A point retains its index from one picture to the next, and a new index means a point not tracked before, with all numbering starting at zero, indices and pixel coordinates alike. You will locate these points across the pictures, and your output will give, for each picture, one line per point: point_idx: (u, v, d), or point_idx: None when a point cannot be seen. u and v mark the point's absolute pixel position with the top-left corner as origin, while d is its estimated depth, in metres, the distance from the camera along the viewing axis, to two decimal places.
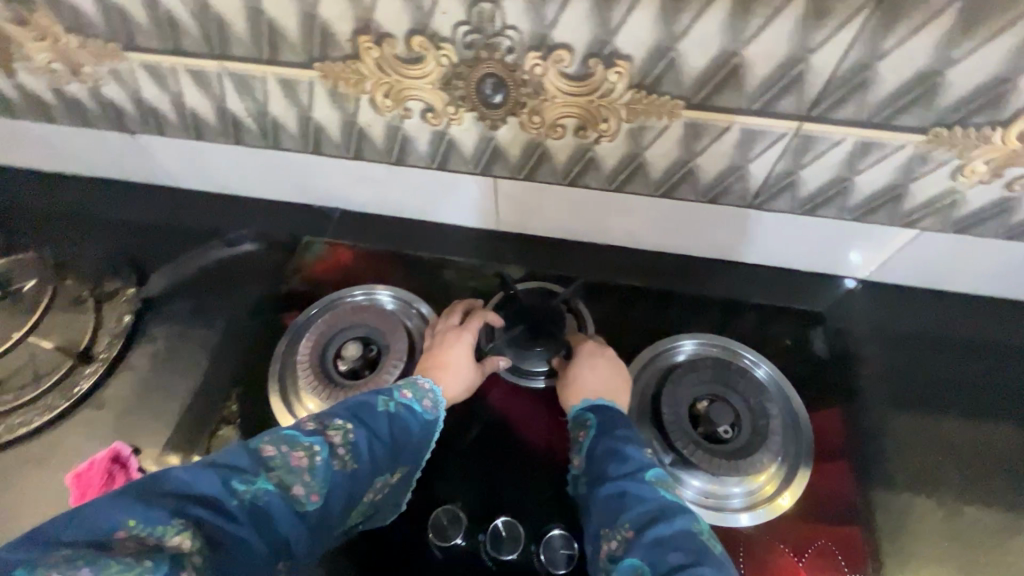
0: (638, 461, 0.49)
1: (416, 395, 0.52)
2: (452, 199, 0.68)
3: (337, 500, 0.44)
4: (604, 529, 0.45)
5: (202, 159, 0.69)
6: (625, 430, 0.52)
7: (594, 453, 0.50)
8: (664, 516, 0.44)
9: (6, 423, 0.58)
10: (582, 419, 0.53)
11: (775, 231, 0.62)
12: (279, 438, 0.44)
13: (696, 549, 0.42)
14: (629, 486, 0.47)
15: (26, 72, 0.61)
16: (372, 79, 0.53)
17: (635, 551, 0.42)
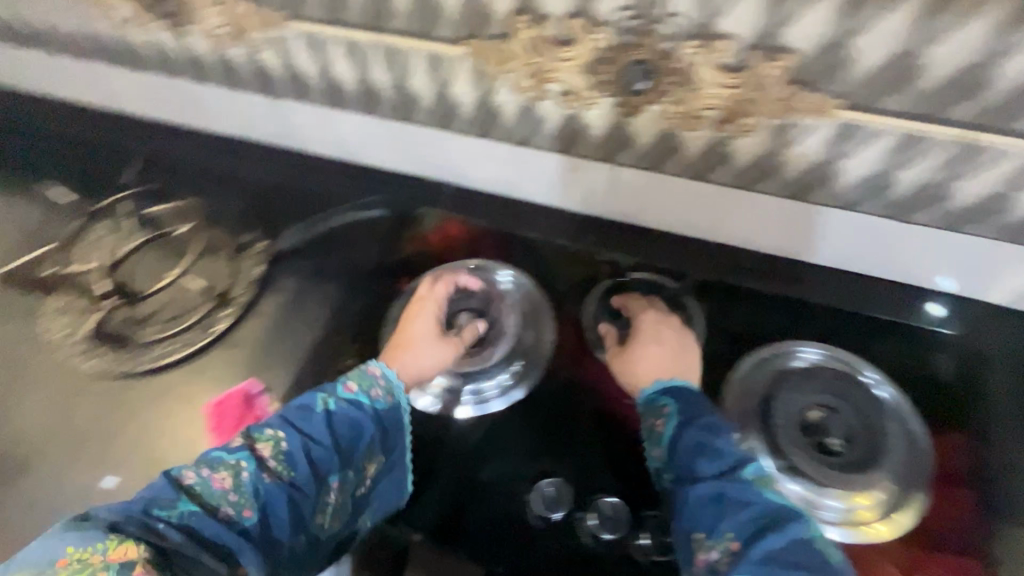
0: (731, 459, 0.47)
1: (362, 387, 0.56)
2: (567, 183, 0.68)
3: (275, 505, 0.48)
4: (699, 535, 0.44)
5: (332, 127, 0.73)
6: (708, 421, 0.50)
7: (679, 447, 0.49)
8: (773, 524, 0.43)
9: (156, 351, 0.65)
10: (659, 406, 0.53)
11: (899, 241, 0.59)
12: (201, 463, 0.49)
13: (815, 562, 0.41)
14: (727, 489, 0.46)
15: (196, 34, 0.67)
16: (518, 59, 0.54)
17: (743, 565, 0.41)
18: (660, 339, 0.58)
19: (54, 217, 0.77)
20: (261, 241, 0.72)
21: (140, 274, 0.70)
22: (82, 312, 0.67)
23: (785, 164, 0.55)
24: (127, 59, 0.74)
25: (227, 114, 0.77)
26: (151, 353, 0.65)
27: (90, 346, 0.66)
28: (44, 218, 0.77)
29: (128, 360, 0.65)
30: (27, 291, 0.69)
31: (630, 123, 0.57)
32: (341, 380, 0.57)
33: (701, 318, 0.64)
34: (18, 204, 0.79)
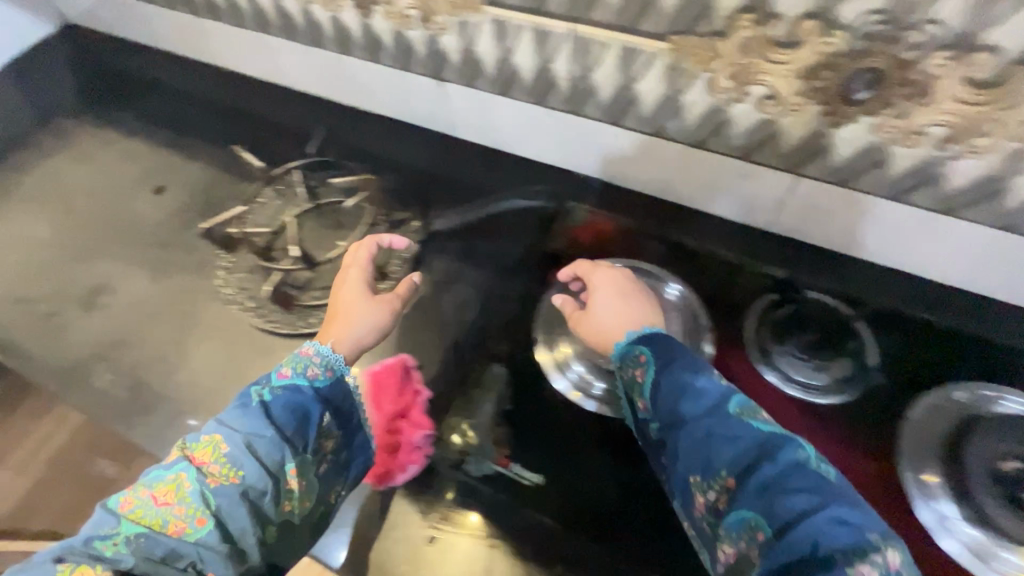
0: (712, 395, 0.47)
1: (297, 370, 0.52)
2: (735, 190, 0.66)
3: (229, 506, 0.44)
4: (695, 478, 0.45)
5: (494, 113, 0.75)
6: (686, 361, 0.51)
7: (660, 393, 0.49)
8: (766, 454, 0.43)
9: (318, 316, 0.67)
10: (635, 355, 0.53)
11: (917, 233, 0.59)
12: (138, 486, 0.45)
13: (813, 485, 0.41)
14: (714, 427, 0.45)
15: (382, 15, 0.69)
16: (726, 59, 0.52)
17: (742, 501, 0.42)
18: (616, 292, 0.59)
19: (229, 181, 0.83)
20: (416, 220, 0.74)
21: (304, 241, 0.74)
22: (253, 271, 0.72)
23: (1012, 190, 0.51)
24: (311, 38, 0.79)
25: (391, 93, 0.81)
26: (313, 317, 0.67)
27: (258, 304, 0.70)
28: (219, 181, 0.83)
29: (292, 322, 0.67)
30: (207, 246, 0.76)
31: (835, 133, 0.54)
32: (276, 368, 0.53)
33: (875, 349, 0.60)
34: (196, 166, 0.86)
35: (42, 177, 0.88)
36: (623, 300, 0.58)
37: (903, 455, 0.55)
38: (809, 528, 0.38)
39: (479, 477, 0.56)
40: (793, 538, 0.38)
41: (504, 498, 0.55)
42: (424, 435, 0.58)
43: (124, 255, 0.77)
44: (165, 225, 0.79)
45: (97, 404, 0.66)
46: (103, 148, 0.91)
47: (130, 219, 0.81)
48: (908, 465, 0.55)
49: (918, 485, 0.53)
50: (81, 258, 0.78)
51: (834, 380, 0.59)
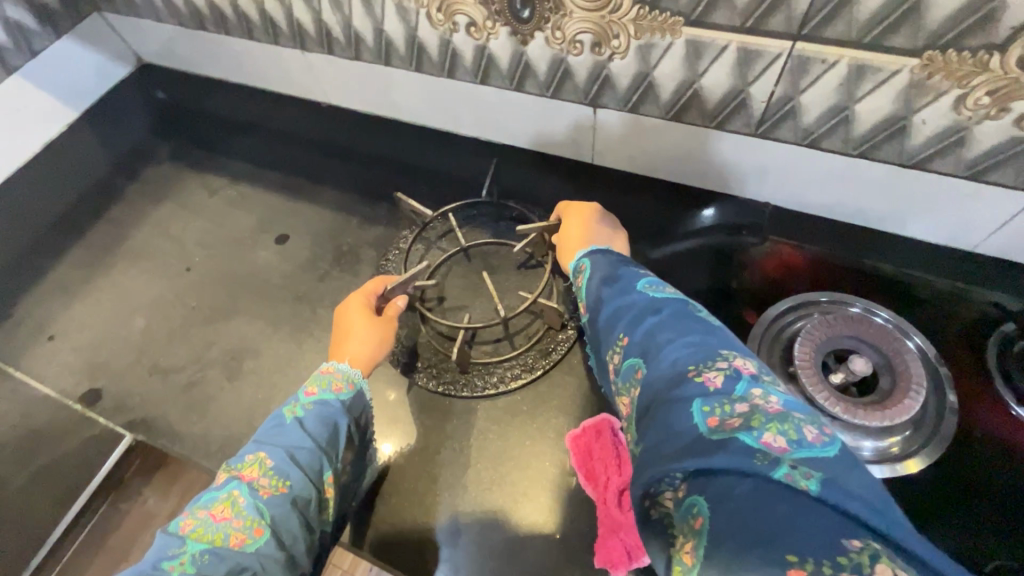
0: (624, 277, 0.49)
1: (324, 387, 0.53)
2: (943, 213, 0.60)
3: (282, 515, 0.44)
4: (606, 350, 0.46)
5: (653, 139, 0.69)
6: (617, 258, 0.53)
7: (588, 286, 0.52)
8: (651, 310, 0.44)
9: (498, 373, 0.62)
10: (579, 267, 0.55)
11: (852, 184, 0.62)
12: (194, 511, 0.44)
13: (685, 326, 0.41)
14: (618, 299, 0.47)
15: (542, 41, 0.63)
16: (992, 74, 0.47)
17: (631, 352, 0.43)
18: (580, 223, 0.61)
19: (358, 225, 0.78)
20: None
21: (459, 290, 0.68)
22: (413, 325, 0.65)
23: None
24: (443, 69, 0.73)
25: (528, 121, 0.75)
26: (497, 377, 0.62)
27: (428, 362, 0.63)
28: (347, 226, 0.78)
29: (474, 382, 0.62)
30: None
31: None
32: (303, 389, 0.54)
33: None
34: (317, 210, 0.80)
35: (148, 227, 0.83)
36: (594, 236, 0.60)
37: None
38: (672, 356, 0.39)
39: None
40: (661, 369, 0.39)
41: None
42: None
43: (259, 313, 0.71)
44: (295, 276, 0.74)
45: None
46: (210, 196, 0.85)
47: (256, 272, 0.75)
48: None
49: None
50: (212, 317, 0.72)
51: None
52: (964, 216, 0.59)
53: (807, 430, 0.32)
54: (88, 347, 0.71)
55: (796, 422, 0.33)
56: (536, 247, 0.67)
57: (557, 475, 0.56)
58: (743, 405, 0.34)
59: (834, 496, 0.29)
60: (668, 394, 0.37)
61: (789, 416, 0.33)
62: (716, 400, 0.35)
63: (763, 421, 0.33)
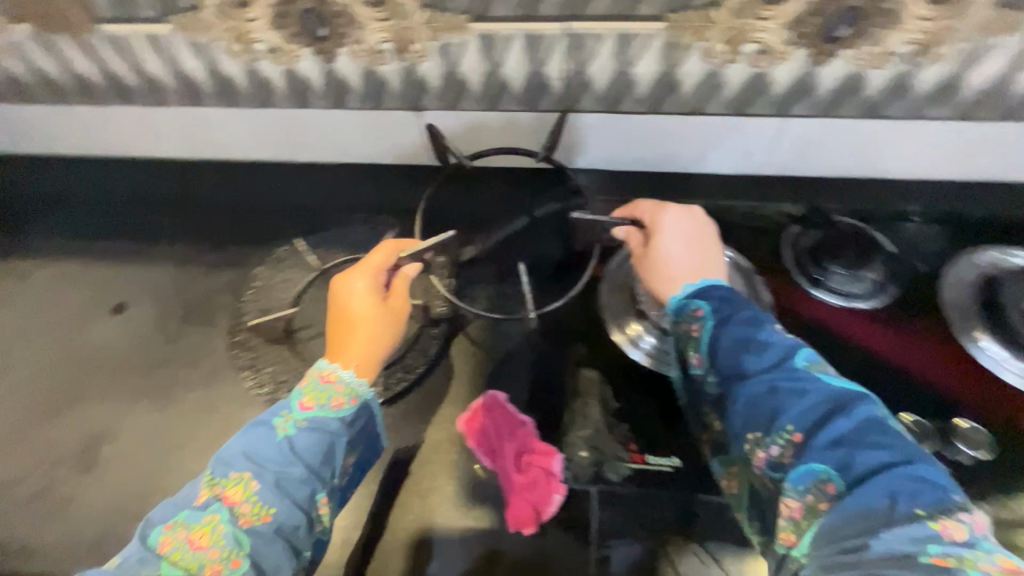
0: (778, 350, 0.46)
1: (318, 400, 0.49)
2: (726, 146, 0.72)
3: (264, 545, 0.42)
4: (756, 434, 0.44)
5: (479, 130, 0.73)
6: (746, 314, 0.49)
7: (722, 348, 0.48)
8: (840, 411, 0.42)
9: (381, 382, 0.62)
10: (692, 311, 0.52)
11: (655, 137, 0.72)
12: (174, 526, 0.42)
13: (885, 438, 0.40)
14: (781, 382, 0.44)
15: (348, 56, 0.65)
16: (721, 25, 0.57)
17: (813, 454, 0.41)
18: (684, 240, 0.58)
19: (204, 274, 0.73)
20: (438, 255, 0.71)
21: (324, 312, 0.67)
22: (284, 358, 0.63)
23: (965, 84, 0.60)
24: (259, 98, 0.72)
25: (358, 135, 0.76)
26: (382, 384, 0.62)
27: None
28: (193, 277, 0.73)
29: None
30: (210, 352, 0.66)
31: (820, 72, 0.61)
32: (296, 393, 0.50)
33: (889, 243, 0.67)
34: (155, 269, 0.74)
35: None
36: (662, 237, 0.58)
37: (950, 321, 0.63)
38: (884, 481, 0.38)
39: (619, 480, 0.55)
40: (867, 491, 0.38)
41: (651, 491, 0.54)
42: (556, 460, 0.56)
43: (109, 393, 0.65)
44: (143, 344, 0.68)
45: None
46: (23, 282, 0.75)
47: (97, 350, 0.68)
48: (957, 328, 0.62)
49: (972, 343, 0.61)
50: (52, 414, 0.64)
51: (874, 283, 0.64)
52: (740, 145, 0.71)
53: None
54: None
55: None
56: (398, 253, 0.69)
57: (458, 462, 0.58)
58: (985, 558, 0.34)
59: None
60: (887, 525, 0.36)
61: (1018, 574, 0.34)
62: (961, 550, 0.34)
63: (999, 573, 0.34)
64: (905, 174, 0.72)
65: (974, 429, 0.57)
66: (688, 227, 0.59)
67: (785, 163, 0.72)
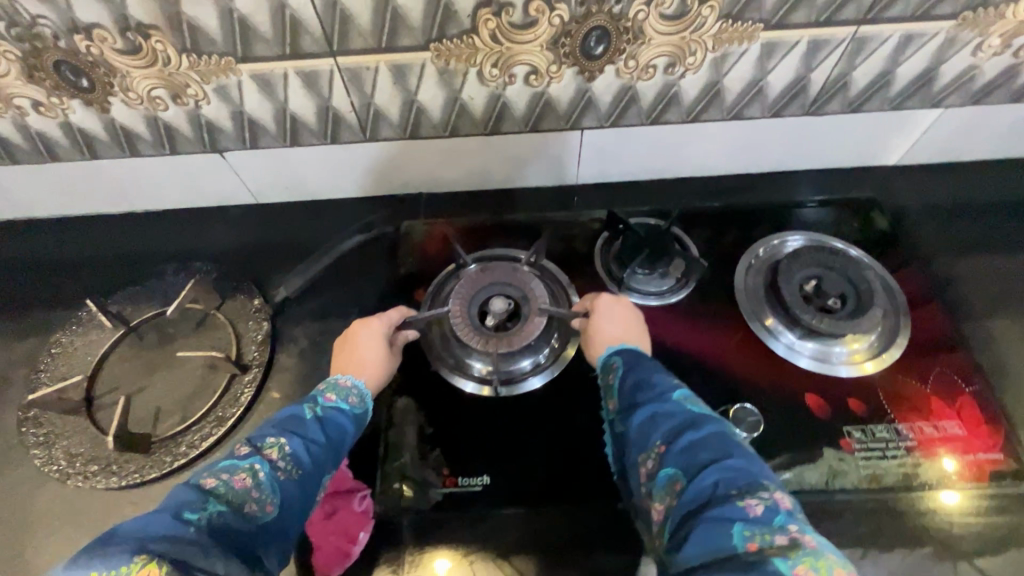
0: (662, 383, 0.49)
1: (340, 395, 0.53)
2: (537, 160, 0.74)
3: (294, 500, 0.44)
4: (638, 453, 0.47)
5: (288, 165, 0.72)
6: (646, 359, 0.53)
7: (623, 386, 0.51)
8: (693, 424, 0.45)
9: (187, 441, 0.59)
10: (609, 363, 0.55)
11: (468, 157, 0.73)
12: (214, 471, 0.42)
13: (727, 445, 0.43)
14: (657, 407, 0.47)
15: (122, 104, 0.62)
16: (484, 51, 0.58)
17: (669, 461, 0.43)
18: (617, 318, 0.60)
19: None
20: (254, 297, 0.69)
21: (127, 374, 0.63)
22: (80, 430, 0.60)
23: (726, 89, 0.65)
24: (40, 155, 0.67)
25: (164, 182, 0.73)
26: (186, 443, 0.59)
27: (106, 462, 0.58)
28: None
29: (163, 460, 0.58)
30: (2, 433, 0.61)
31: (594, 87, 0.63)
32: (316, 391, 0.53)
33: (693, 243, 0.72)
34: None
35: None
36: (596, 317, 0.60)
37: (747, 314, 0.67)
38: (711, 474, 0.40)
39: (430, 507, 0.55)
40: (698, 485, 0.40)
41: (463, 513, 0.55)
42: (360, 499, 0.55)
43: None
44: None
45: None
46: None
47: None
48: (754, 319, 0.66)
49: (768, 333, 0.65)
50: None
51: (677, 279, 0.69)
52: (549, 157, 0.73)
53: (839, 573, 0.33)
54: None
55: (830, 561, 0.34)
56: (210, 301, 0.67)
57: None
58: (782, 535, 0.36)
59: None
60: (707, 511, 0.38)
61: (821, 552, 0.35)
62: (758, 526, 0.37)
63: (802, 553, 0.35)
64: (703, 171, 0.77)
65: (746, 413, 0.59)
66: (623, 308, 0.61)
67: (595, 170, 0.76)
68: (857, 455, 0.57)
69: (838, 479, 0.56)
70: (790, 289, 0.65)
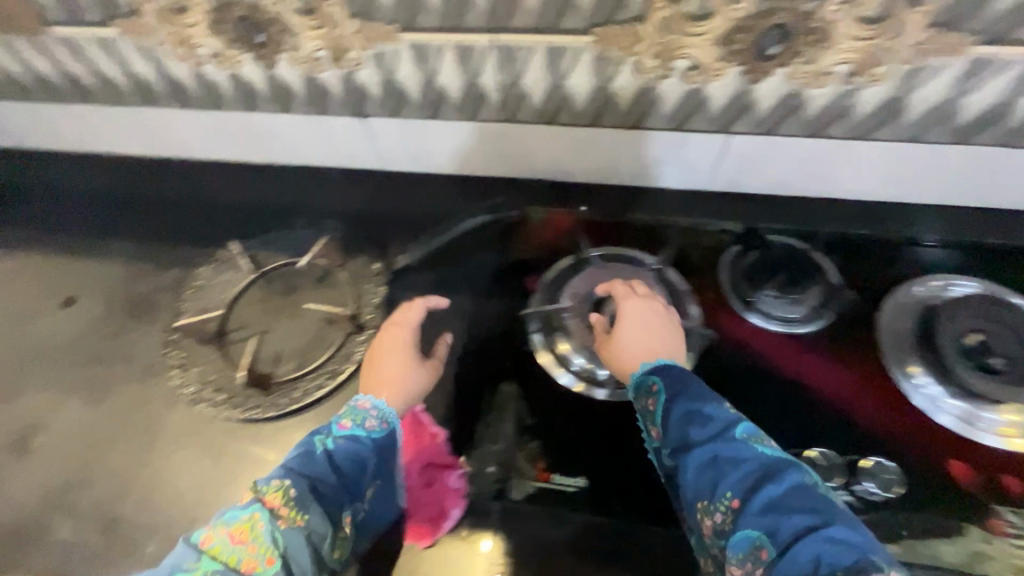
0: (721, 419, 0.44)
1: (356, 421, 0.51)
2: (672, 161, 0.70)
3: (295, 550, 0.43)
4: (701, 503, 0.42)
5: (423, 137, 0.73)
6: (696, 386, 0.47)
7: (669, 418, 0.46)
8: (770, 476, 0.41)
9: (302, 388, 0.62)
10: (647, 385, 0.49)
11: (600, 150, 0.70)
12: (215, 524, 0.43)
13: (815, 505, 0.39)
14: (720, 449, 0.43)
15: (287, 62, 0.65)
16: (648, 41, 0.55)
17: (747, 521, 0.39)
18: (645, 326, 0.55)
19: (150, 271, 0.74)
20: (375, 261, 0.71)
21: (256, 315, 0.68)
22: (212, 360, 0.65)
23: (909, 107, 0.58)
24: (207, 102, 0.73)
25: (305, 141, 0.77)
26: (301, 390, 0.62)
27: (229, 394, 0.62)
28: (140, 274, 0.74)
29: (279, 401, 0.62)
30: (146, 350, 0.67)
31: (757, 89, 0.59)
32: (335, 418, 0.52)
33: (833, 270, 0.66)
34: (105, 263, 0.76)
35: None
36: (623, 324, 0.56)
37: (886, 354, 0.60)
38: (809, 547, 0.36)
39: (524, 499, 0.55)
40: (795, 557, 0.36)
41: (555, 511, 0.54)
42: (457, 476, 0.56)
43: (50, 385, 0.67)
44: (87, 340, 0.70)
45: (64, 563, 0.56)
46: None
47: (44, 342, 0.70)
48: (893, 362, 0.60)
49: (906, 379, 0.58)
50: None
51: (811, 308, 0.63)
52: (686, 159, 0.69)
53: None
54: None
55: None
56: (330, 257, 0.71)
57: None
58: None
59: None
60: None
61: None
62: None
63: None
64: (854, 195, 0.70)
65: (884, 468, 0.53)
66: (652, 317, 0.56)
67: (731, 179, 0.71)
68: (1009, 542, 0.50)
69: (984, 563, 0.49)
70: (946, 338, 0.58)
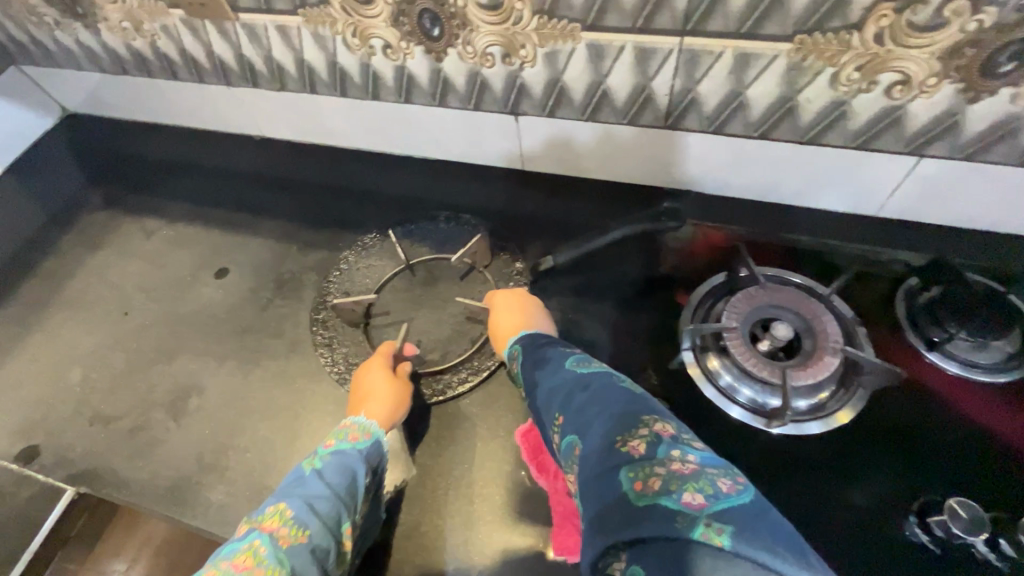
0: (557, 360, 0.51)
1: (340, 438, 0.54)
2: (842, 182, 0.65)
3: (302, 565, 0.43)
4: (549, 431, 0.46)
5: (574, 140, 0.72)
6: (549, 343, 0.55)
7: (526, 371, 0.53)
8: (583, 386, 0.45)
9: (443, 381, 0.64)
10: (513, 352, 0.57)
11: (760, 164, 0.67)
12: (215, 562, 0.43)
13: (614, 397, 0.42)
14: (551, 380, 0.48)
15: (455, 57, 0.66)
16: (856, 51, 0.51)
17: (568, 430, 0.43)
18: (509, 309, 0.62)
19: (298, 250, 0.77)
20: (517, 261, 0.72)
21: (400, 304, 0.69)
22: (359, 342, 0.67)
23: None
24: (366, 92, 0.74)
25: (452, 136, 0.78)
26: (443, 383, 0.64)
27: None
28: (288, 253, 0.77)
29: (421, 391, 0.63)
30: (293, 327, 0.70)
31: (970, 110, 0.53)
32: (322, 444, 0.55)
33: None
34: (256, 241, 0.80)
35: (86, 278, 0.80)
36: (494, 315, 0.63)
37: None
38: (600, 429, 0.40)
39: None
40: (592, 442, 0.40)
41: None
42: None
43: (204, 350, 0.71)
44: (238, 311, 0.73)
45: (215, 523, 0.59)
46: (144, 237, 0.84)
47: (199, 309, 0.74)
48: None
49: None
50: (155, 359, 0.71)
51: (1002, 357, 0.57)
52: (859, 180, 0.64)
53: (720, 482, 0.33)
54: (27, 406, 0.69)
55: (712, 477, 0.34)
56: (475, 256, 0.70)
57: (509, 472, 0.58)
58: (663, 468, 0.34)
59: (747, 544, 0.29)
60: (597, 468, 0.37)
61: (705, 472, 0.34)
62: (641, 465, 0.35)
63: (683, 481, 0.33)
64: None
65: None
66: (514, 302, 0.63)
67: (905, 207, 0.66)
68: None
69: None
70: None
